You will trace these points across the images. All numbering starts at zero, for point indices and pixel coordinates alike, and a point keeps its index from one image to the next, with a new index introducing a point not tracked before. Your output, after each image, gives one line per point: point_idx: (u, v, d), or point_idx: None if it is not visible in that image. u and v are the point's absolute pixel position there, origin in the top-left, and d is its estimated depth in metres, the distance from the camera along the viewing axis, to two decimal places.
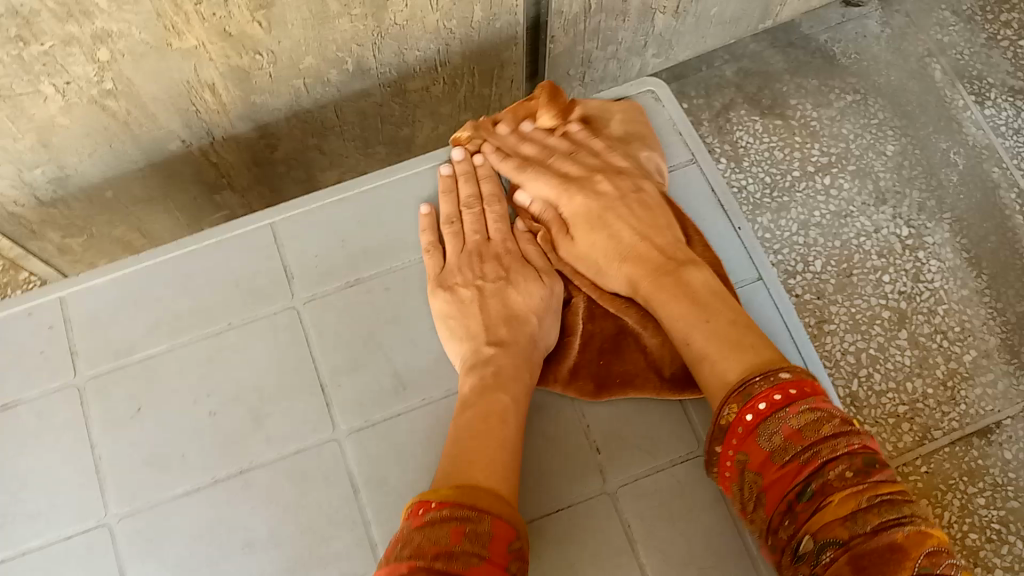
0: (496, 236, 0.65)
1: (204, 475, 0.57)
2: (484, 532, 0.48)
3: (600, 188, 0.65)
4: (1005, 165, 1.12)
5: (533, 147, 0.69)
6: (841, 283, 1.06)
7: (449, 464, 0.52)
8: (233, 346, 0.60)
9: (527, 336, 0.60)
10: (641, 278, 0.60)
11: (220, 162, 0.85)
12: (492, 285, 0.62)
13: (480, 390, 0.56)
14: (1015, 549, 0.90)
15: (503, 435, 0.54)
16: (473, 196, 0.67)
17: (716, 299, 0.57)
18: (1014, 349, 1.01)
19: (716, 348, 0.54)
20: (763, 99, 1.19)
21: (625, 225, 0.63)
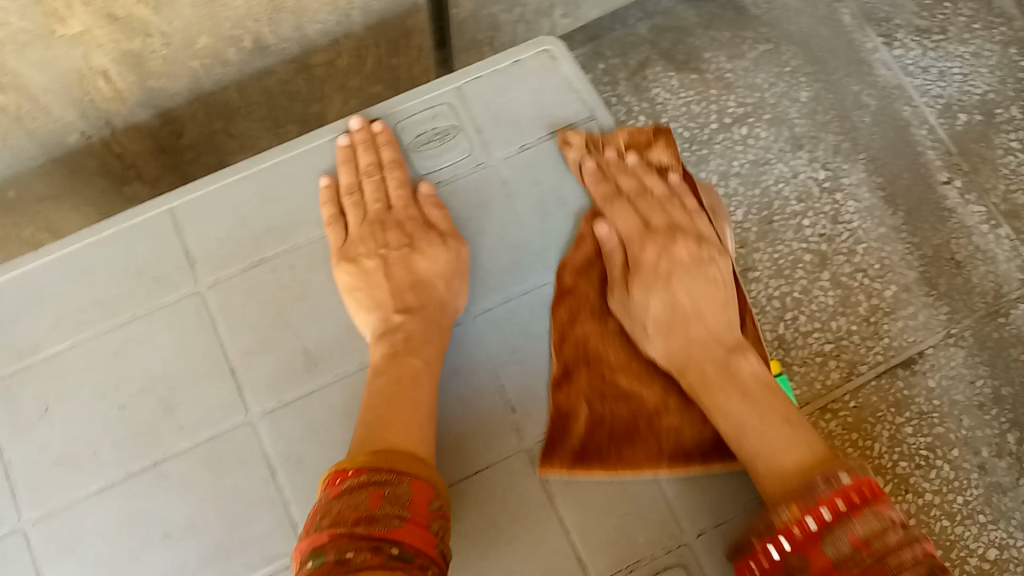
0: (398, 203, 0.64)
1: (118, 469, 0.56)
2: (404, 493, 0.48)
3: (675, 251, 0.64)
4: (915, 103, 1.15)
5: (630, 181, 0.68)
6: (763, 230, 1.08)
7: (364, 429, 0.52)
8: (139, 337, 0.60)
9: (435, 303, 0.60)
10: (692, 356, 0.59)
11: (125, 152, 0.83)
12: (396, 253, 0.62)
13: (391, 357, 0.56)
14: (943, 472, 0.93)
15: (417, 399, 0.54)
16: (374, 164, 0.65)
17: (767, 393, 0.56)
18: (933, 281, 1.04)
19: (776, 449, 0.53)
20: (677, 54, 1.19)
21: (688, 291, 0.62)
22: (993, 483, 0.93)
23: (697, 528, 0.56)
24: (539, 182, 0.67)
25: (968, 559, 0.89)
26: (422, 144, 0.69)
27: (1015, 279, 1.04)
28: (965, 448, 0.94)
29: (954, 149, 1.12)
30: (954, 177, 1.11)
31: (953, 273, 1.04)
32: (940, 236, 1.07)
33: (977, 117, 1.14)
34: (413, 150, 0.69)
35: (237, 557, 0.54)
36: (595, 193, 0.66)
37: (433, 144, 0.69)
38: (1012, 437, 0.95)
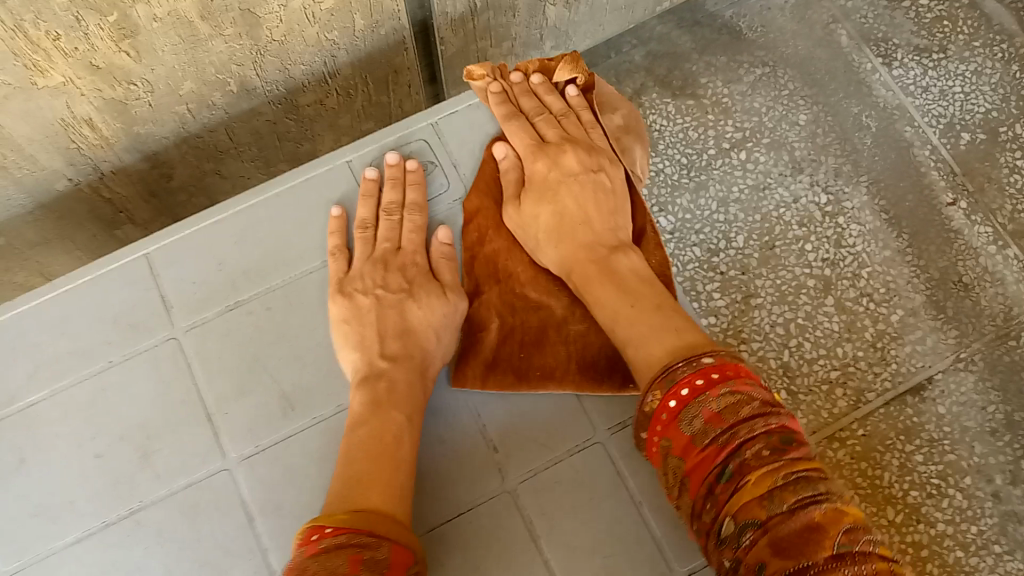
0: (408, 246, 0.65)
1: (95, 519, 0.56)
2: (382, 559, 0.46)
3: (566, 161, 0.66)
4: (917, 124, 1.14)
5: (535, 103, 0.71)
6: (764, 256, 1.06)
7: (343, 488, 0.50)
8: (116, 384, 0.59)
9: (421, 352, 0.59)
10: (575, 260, 0.61)
11: (115, 196, 0.84)
12: (393, 296, 0.61)
13: (372, 406, 0.55)
14: (954, 501, 0.91)
15: (398, 457, 0.53)
16: (396, 203, 0.66)
17: (644, 285, 0.58)
18: (940, 305, 1.02)
19: (643, 329, 0.55)
20: (673, 80, 1.19)
21: (574, 199, 0.64)
22: (1007, 512, 0.90)
23: (688, 567, 0.55)
24: None
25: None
26: None
27: None
28: (977, 476, 0.92)
29: (957, 170, 1.11)
30: (958, 198, 1.09)
31: (960, 296, 1.03)
32: (946, 257, 1.05)
33: (981, 136, 1.13)
34: None
35: None
36: (497, 112, 0.70)
37: None
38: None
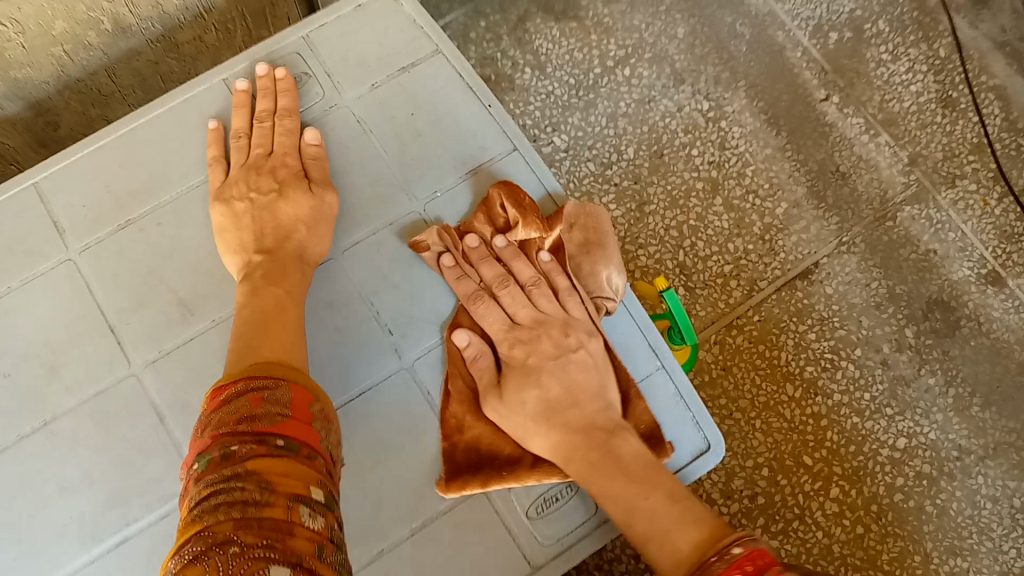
0: (279, 148, 0.65)
1: (10, 433, 0.58)
2: (283, 396, 0.49)
3: (542, 343, 0.60)
4: (788, 28, 1.19)
5: (495, 269, 0.63)
6: (655, 164, 1.11)
7: (237, 350, 0.53)
8: (16, 307, 0.61)
9: (298, 246, 0.61)
10: (569, 447, 0.56)
11: (2, 147, 0.84)
12: (265, 198, 0.62)
13: (253, 290, 0.58)
14: (848, 371, 0.99)
15: (286, 324, 0.56)
16: (269, 111, 0.67)
17: (650, 470, 0.54)
18: (820, 194, 1.08)
19: (661, 522, 0.52)
20: (556, 5, 1.21)
21: (559, 381, 0.58)
22: (896, 376, 0.98)
23: None
24: (395, 116, 0.68)
25: (878, 450, 0.95)
26: None
27: (898, 182, 1.08)
28: (867, 347, 1.00)
29: (827, 67, 1.16)
30: (831, 93, 1.15)
31: (839, 184, 1.09)
32: (824, 150, 1.11)
33: (848, 35, 1.18)
34: None
35: (134, 500, 0.57)
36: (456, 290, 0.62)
37: None
38: (910, 331, 1.00)
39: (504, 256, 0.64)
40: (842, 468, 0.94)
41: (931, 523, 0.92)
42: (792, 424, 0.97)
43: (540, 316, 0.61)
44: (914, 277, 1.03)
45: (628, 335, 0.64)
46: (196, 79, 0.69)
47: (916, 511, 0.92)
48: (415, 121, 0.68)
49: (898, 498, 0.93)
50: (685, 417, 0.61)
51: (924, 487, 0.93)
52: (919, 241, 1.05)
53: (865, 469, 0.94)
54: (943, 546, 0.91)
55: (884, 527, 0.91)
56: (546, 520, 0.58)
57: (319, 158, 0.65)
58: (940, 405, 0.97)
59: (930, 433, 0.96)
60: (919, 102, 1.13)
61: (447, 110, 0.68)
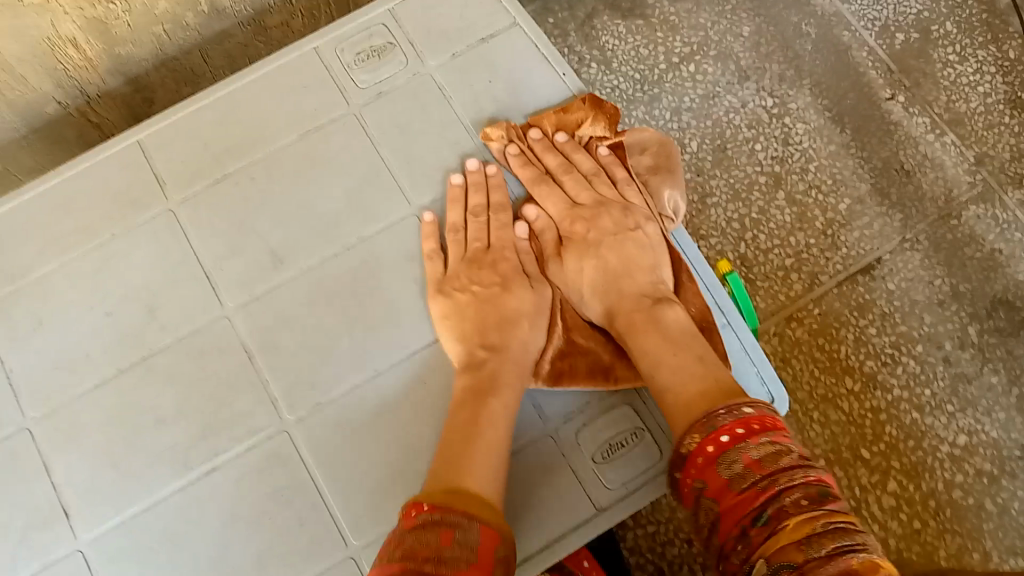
0: (496, 243, 0.66)
1: (108, 367, 0.63)
2: (472, 538, 0.49)
3: (600, 221, 0.66)
4: (853, 28, 1.17)
5: (557, 160, 0.69)
6: (718, 158, 1.11)
7: (441, 464, 0.54)
8: (120, 253, 0.66)
9: (516, 342, 0.61)
10: (618, 310, 0.62)
11: (103, 122, 0.90)
12: (486, 293, 0.63)
13: (473, 392, 0.58)
14: (909, 367, 0.98)
15: (492, 438, 0.56)
16: (480, 205, 0.67)
17: (688, 335, 0.59)
18: (884, 191, 1.07)
19: (682, 378, 0.56)
20: (623, 3, 1.22)
21: (615, 253, 0.64)
22: (957, 374, 0.97)
23: None
24: (473, 85, 0.72)
25: (939, 446, 0.94)
26: (363, 60, 0.73)
27: (964, 181, 1.07)
28: (929, 343, 0.99)
29: (894, 67, 1.15)
30: (896, 92, 1.13)
31: (904, 182, 1.07)
32: (888, 148, 1.10)
33: (914, 35, 1.16)
34: (354, 66, 0.73)
35: (223, 433, 0.61)
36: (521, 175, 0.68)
37: (372, 60, 0.73)
38: (973, 330, 0.99)
39: (569, 150, 0.70)
40: (900, 463, 0.94)
41: (991, 521, 0.91)
42: (851, 417, 0.96)
43: (601, 199, 0.67)
44: (979, 276, 1.02)
45: (698, 297, 0.67)
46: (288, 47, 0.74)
47: (976, 508, 0.91)
48: (493, 88, 0.72)
49: (957, 495, 0.92)
50: (751, 374, 0.64)
51: (986, 485, 0.92)
52: (984, 240, 1.04)
53: (924, 465, 0.93)
54: (1004, 546, 0.89)
55: (942, 523, 0.91)
56: (611, 465, 0.60)
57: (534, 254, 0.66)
58: (1003, 403, 0.95)
59: (992, 431, 0.94)
60: (987, 103, 1.11)
61: (523, 78, 0.72)
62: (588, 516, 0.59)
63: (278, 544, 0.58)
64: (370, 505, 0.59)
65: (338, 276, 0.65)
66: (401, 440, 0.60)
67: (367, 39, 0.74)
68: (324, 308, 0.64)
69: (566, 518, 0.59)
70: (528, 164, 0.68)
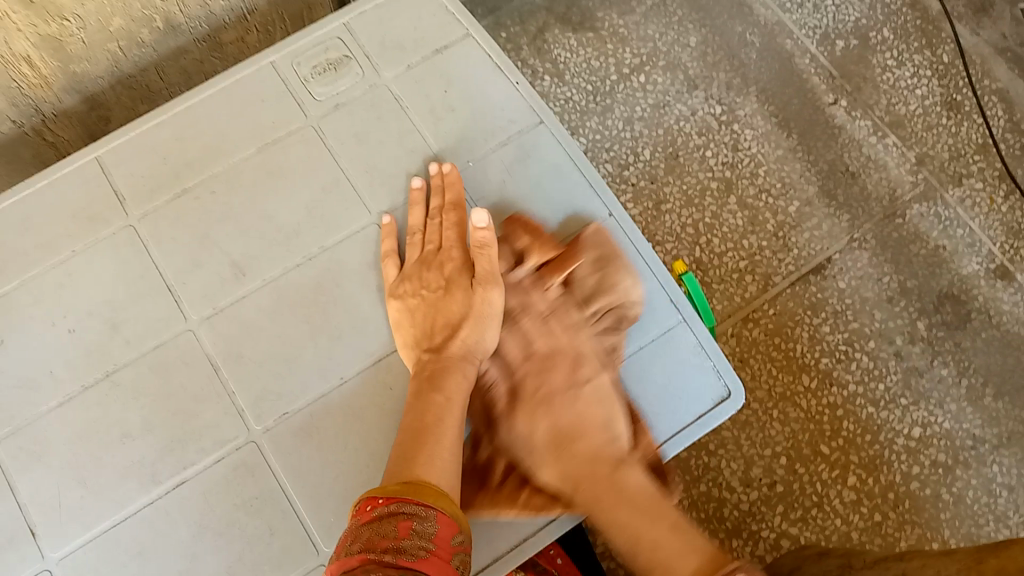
0: (447, 244, 0.66)
1: (74, 383, 0.63)
2: (430, 526, 0.51)
3: (552, 377, 0.62)
4: (796, 36, 1.21)
5: (515, 299, 0.65)
6: (671, 166, 1.14)
7: (396, 465, 0.55)
8: (81, 269, 0.66)
9: (460, 343, 0.61)
10: (580, 479, 0.59)
11: (58, 140, 0.90)
12: (433, 294, 0.64)
13: (417, 394, 0.59)
14: (861, 363, 1.01)
15: (441, 438, 0.56)
16: (439, 208, 0.68)
17: (656, 504, 0.59)
18: (832, 193, 1.10)
19: (672, 554, 0.57)
20: (573, 17, 1.24)
21: (573, 411, 0.61)
22: (910, 368, 1.00)
23: None
24: (429, 94, 0.73)
25: (894, 439, 0.97)
26: (320, 73, 0.73)
27: (907, 181, 1.10)
28: (880, 339, 1.02)
29: (836, 73, 1.18)
30: (839, 97, 1.16)
31: (850, 183, 1.10)
32: (833, 151, 1.13)
33: (854, 42, 1.20)
34: (312, 79, 0.73)
35: (191, 445, 0.61)
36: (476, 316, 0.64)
37: (330, 72, 0.73)
38: (922, 324, 1.02)
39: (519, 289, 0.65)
40: (858, 457, 0.96)
41: (948, 511, 0.93)
42: (808, 414, 0.99)
43: (553, 343, 0.63)
44: (925, 272, 1.05)
45: (652, 291, 0.67)
46: (247, 59, 0.74)
47: (933, 498, 0.94)
48: (449, 97, 0.73)
49: (915, 486, 0.94)
50: (707, 366, 0.65)
51: (941, 475, 0.95)
52: (929, 237, 1.07)
53: (881, 458, 0.96)
54: (961, 534, 0.92)
55: (901, 515, 0.93)
56: None
57: (485, 250, 0.64)
58: (954, 395, 0.98)
59: (945, 423, 0.97)
60: (925, 104, 1.15)
61: (478, 86, 0.73)
62: (558, 513, 0.60)
63: (250, 553, 0.58)
64: (342, 512, 0.59)
65: (302, 285, 0.66)
66: (369, 445, 0.61)
67: (323, 53, 0.75)
68: (288, 317, 0.65)
69: (537, 515, 0.60)
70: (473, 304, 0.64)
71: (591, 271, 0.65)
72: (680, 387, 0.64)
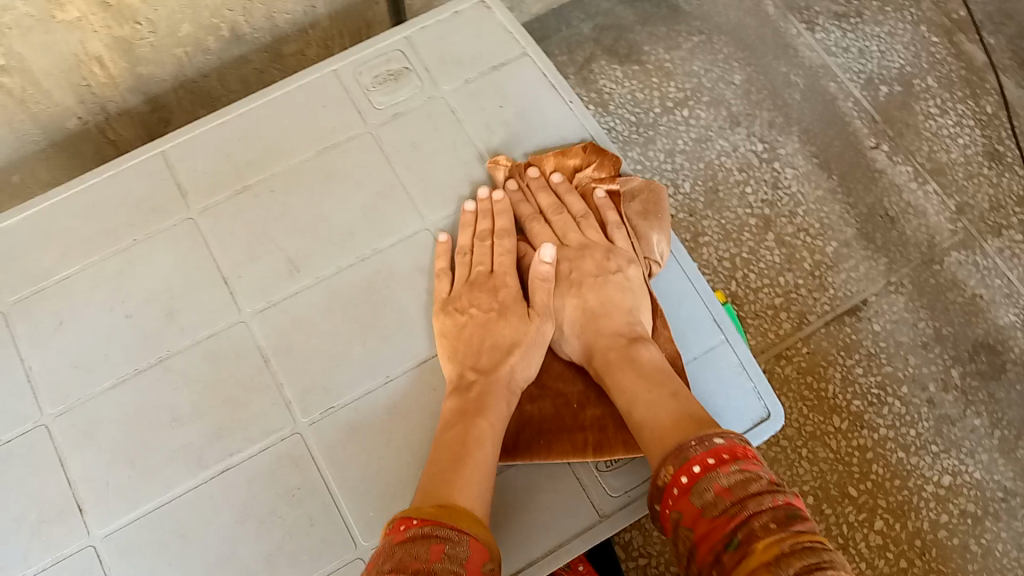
0: (500, 268, 0.67)
1: (127, 367, 0.64)
2: (462, 551, 0.49)
3: (583, 262, 0.67)
4: (840, 80, 1.22)
5: (552, 199, 0.71)
6: (711, 200, 1.14)
7: (430, 484, 0.54)
8: (141, 259, 0.68)
9: (507, 367, 0.62)
10: (596, 348, 0.62)
11: (117, 138, 0.92)
12: (482, 315, 0.64)
13: (460, 414, 0.59)
14: (894, 408, 1.00)
15: (479, 457, 0.56)
16: (488, 231, 0.69)
17: (664, 375, 0.59)
18: (869, 235, 1.10)
19: (657, 412, 0.56)
20: (620, 49, 1.25)
21: (597, 294, 0.65)
22: (941, 415, 0.99)
23: None
24: (486, 110, 0.75)
25: (923, 485, 0.96)
26: (380, 84, 0.76)
27: (945, 229, 1.10)
28: (913, 385, 1.01)
29: (878, 118, 1.19)
30: (881, 141, 1.17)
31: (887, 228, 1.10)
32: (872, 194, 1.13)
33: (897, 88, 1.21)
34: (372, 90, 0.76)
35: (238, 434, 0.62)
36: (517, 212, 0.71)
37: (390, 83, 0.76)
38: (956, 371, 1.01)
39: (562, 190, 0.71)
40: (886, 501, 0.95)
41: (976, 562, 0.92)
42: (838, 455, 0.98)
43: (586, 241, 0.68)
44: (961, 320, 1.04)
45: (695, 310, 0.68)
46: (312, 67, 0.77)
47: (961, 548, 0.92)
48: (504, 114, 0.75)
49: (943, 535, 0.93)
50: (748, 387, 0.65)
51: (970, 525, 0.93)
52: (966, 285, 1.06)
53: (909, 504, 0.95)
54: None
55: (928, 563, 0.92)
56: (614, 474, 0.62)
57: (545, 278, 0.66)
58: (985, 445, 0.97)
59: (975, 472, 0.96)
60: (967, 153, 1.15)
61: (531, 103, 0.75)
62: (592, 523, 0.61)
63: (289, 544, 0.59)
64: (381, 508, 0.60)
65: (353, 286, 0.67)
66: (411, 445, 0.62)
67: (385, 65, 0.77)
68: (339, 317, 0.66)
69: (570, 524, 0.61)
70: (520, 200, 0.71)
71: (637, 207, 0.71)
72: (720, 406, 0.65)
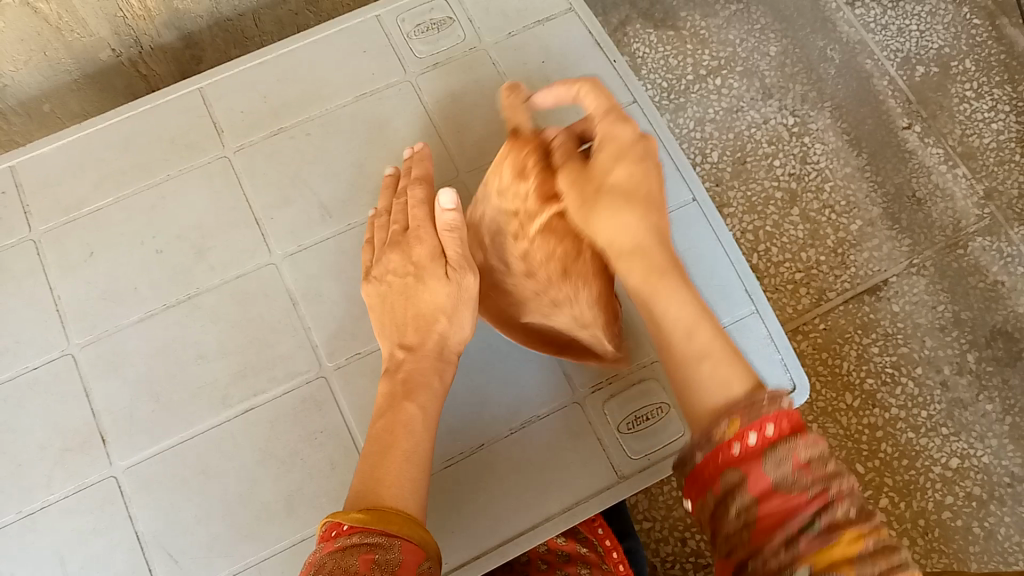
0: (413, 223, 0.61)
1: (155, 302, 0.65)
2: (394, 558, 0.42)
3: None
4: (877, 57, 1.19)
5: None
6: (737, 170, 1.13)
7: (360, 482, 0.48)
8: (173, 194, 0.68)
9: (434, 337, 0.59)
10: None
11: (150, 73, 0.92)
12: (402, 280, 0.60)
13: (389, 399, 0.55)
14: (907, 388, 1.00)
15: (410, 443, 0.51)
16: (407, 184, 0.63)
17: None
18: (895, 216, 1.09)
19: (702, 324, 0.50)
20: (656, 13, 1.22)
21: None
22: (954, 399, 0.99)
23: None
24: (526, 65, 0.74)
25: (931, 467, 0.96)
26: (422, 33, 0.75)
27: (972, 214, 1.08)
28: (928, 366, 1.01)
29: (912, 98, 1.16)
30: (913, 122, 1.15)
31: (914, 209, 1.09)
32: (901, 174, 1.11)
33: (934, 70, 1.18)
34: (413, 38, 0.75)
35: (264, 375, 0.63)
36: None
37: (432, 33, 0.75)
38: (972, 356, 1.01)
39: None
40: (893, 480, 0.96)
41: (977, 544, 0.92)
42: (848, 432, 0.98)
43: None
44: (981, 305, 1.04)
45: (728, 279, 0.68)
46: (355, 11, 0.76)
47: (963, 530, 0.93)
48: (545, 70, 0.74)
49: (946, 516, 0.94)
50: (774, 359, 0.66)
51: (974, 508, 0.94)
52: (988, 271, 1.05)
53: (915, 484, 0.95)
54: (987, 569, 0.91)
55: (930, 542, 0.93)
56: (636, 436, 0.63)
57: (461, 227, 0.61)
58: (995, 430, 0.97)
59: (984, 456, 0.96)
60: (999, 139, 1.13)
61: (573, 61, 0.74)
62: (611, 483, 0.61)
63: (309, 486, 0.60)
64: None
65: None
66: None
67: (428, 13, 0.76)
68: None
69: (590, 483, 0.61)
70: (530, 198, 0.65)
71: None
72: None
